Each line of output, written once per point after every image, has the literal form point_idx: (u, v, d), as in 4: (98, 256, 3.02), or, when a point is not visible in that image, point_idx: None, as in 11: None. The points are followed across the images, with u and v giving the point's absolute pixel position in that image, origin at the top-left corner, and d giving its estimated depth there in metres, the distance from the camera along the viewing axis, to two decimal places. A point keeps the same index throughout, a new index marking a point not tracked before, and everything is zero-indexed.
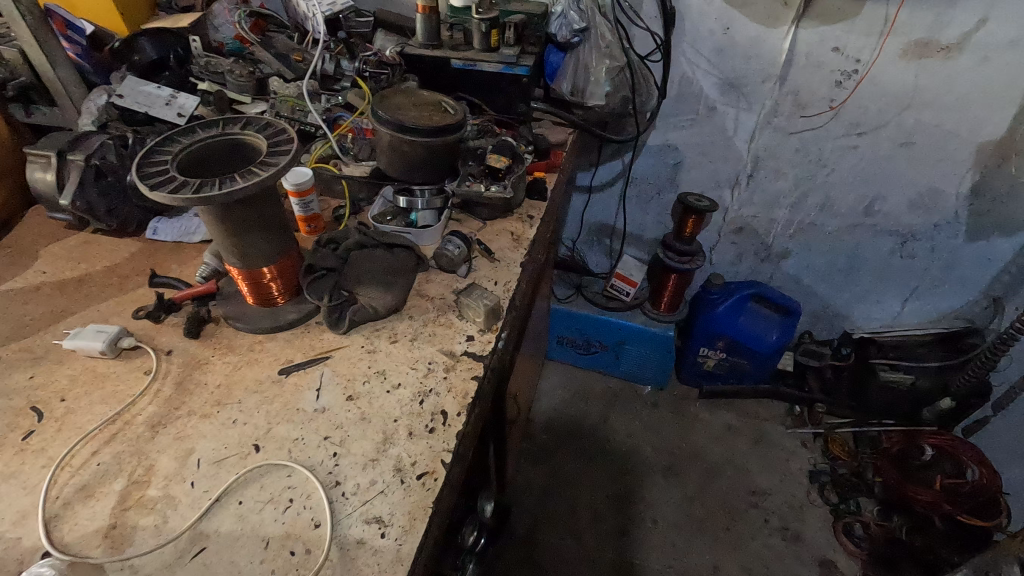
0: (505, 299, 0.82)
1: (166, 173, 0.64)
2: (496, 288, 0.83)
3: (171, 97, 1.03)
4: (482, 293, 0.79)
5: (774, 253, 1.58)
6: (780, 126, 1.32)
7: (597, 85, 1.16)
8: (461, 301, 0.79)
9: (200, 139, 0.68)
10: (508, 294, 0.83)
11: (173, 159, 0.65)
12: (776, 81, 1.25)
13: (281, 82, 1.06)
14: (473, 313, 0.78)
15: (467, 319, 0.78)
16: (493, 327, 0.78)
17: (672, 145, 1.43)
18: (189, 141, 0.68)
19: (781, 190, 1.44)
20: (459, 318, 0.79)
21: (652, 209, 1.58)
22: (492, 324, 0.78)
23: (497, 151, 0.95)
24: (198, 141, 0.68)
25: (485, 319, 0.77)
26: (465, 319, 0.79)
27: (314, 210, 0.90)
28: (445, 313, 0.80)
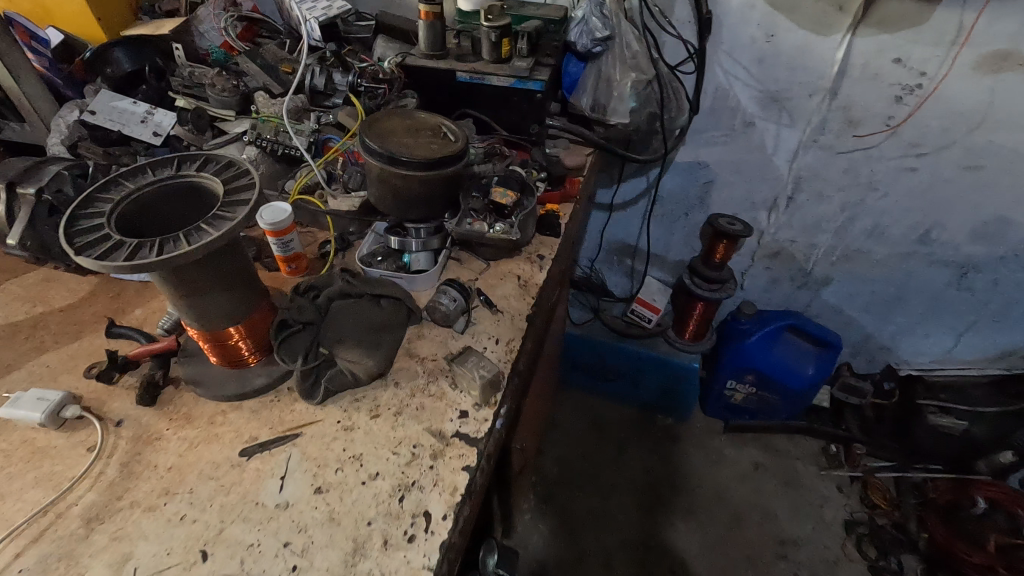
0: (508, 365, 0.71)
1: (98, 229, 0.54)
2: (497, 349, 0.72)
3: (147, 114, 0.94)
4: (481, 360, 0.68)
5: (813, 281, 1.43)
6: (827, 145, 1.17)
7: (621, 101, 1.03)
8: (454, 367, 0.68)
9: (147, 184, 0.58)
10: (511, 359, 0.71)
11: (112, 212, 0.55)
12: (826, 94, 1.10)
13: (266, 96, 0.94)
14: (468, 383, 0.67)
15: (463, 388, 0.67)
16: (492, 399, 0.67)
17: (703, 163, 1.29)
18: (134, 187, 0.58)
19: (824, 214, 1.29)
20: (452, 387, 0.68)
21: (679, 230, 1.44)
22: (491, 398, 0.67)
23: (504, 184, 0.81)
24: (142, 188, 0.58)
25: (482, 392, 0.66)
26: (461, 388, 0.68)
27: (294, 249, 0.79)
28: (437, 382, 0.69)
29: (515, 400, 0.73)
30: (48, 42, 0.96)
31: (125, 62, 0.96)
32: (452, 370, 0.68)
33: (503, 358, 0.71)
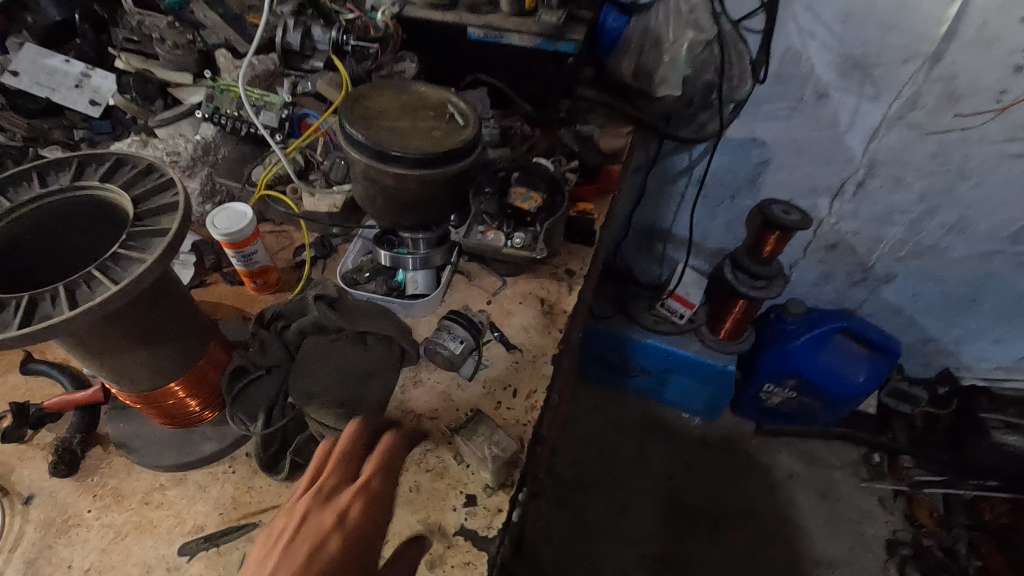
0: (530, 429, 0.55)
1: None
2: (514, 406, 0.57)
3: (83, 76, 0.76)
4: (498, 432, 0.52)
5: (873, 277, 1.24)
6: (916, 123, 0.96)
7: (673, 68, 0.82)
8: (460, 433, 0.53)
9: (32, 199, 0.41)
10: (532, 419, 0.56)
11: None
12: (925, 61, 0.89)
13: (229, 56, 0.74)
14: (479, 457, 0.51)
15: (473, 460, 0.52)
16: (508, 478, 0.52)
17: (758, 140, 1.08)
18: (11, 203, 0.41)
19: (899, 204, 1.09)
20: (455, 459, 0.53)
21: (722, 215, 1.25)
22: (506, 478, 0.52)
23: (527, 183, 0.64)
24: (57, 191, 0.42)
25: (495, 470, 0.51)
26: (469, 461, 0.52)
27: (260, 262, 0.63)
28: (436, 450, 0.54)
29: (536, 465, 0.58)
30: None
31: (53, 9, 0.77)
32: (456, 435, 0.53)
33: (523, 420, 0.56)
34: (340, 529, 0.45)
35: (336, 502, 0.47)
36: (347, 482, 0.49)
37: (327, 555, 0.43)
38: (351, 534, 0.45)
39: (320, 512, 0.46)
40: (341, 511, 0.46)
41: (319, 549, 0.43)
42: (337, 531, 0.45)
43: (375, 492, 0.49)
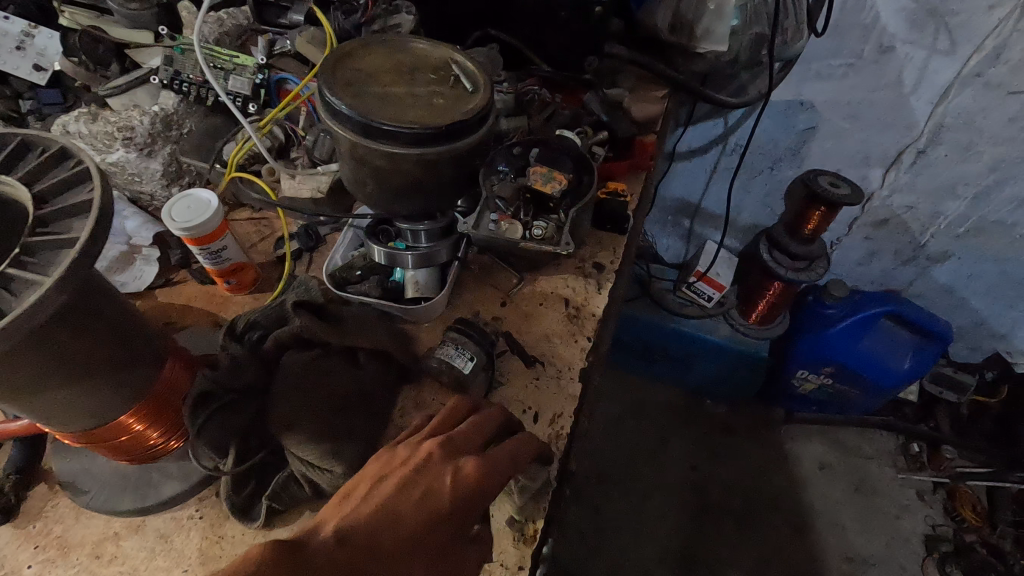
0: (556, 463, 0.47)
1: None
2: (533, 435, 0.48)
3: (24, 36, 0.65)
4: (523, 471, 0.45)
5: (925, 256, 1.13)
6: (995, 83, 0.83)
7: (719, 19, 0.71)
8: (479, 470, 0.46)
9: None
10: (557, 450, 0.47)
11: None
12: (1016, 8, 0.75)
13: (193, 9, 0.64)
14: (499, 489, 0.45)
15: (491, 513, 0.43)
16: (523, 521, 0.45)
17: (806, 104, 0.95)
18: None
19: (965, 175, 0.96)
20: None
21: (758, 188, 1.13)
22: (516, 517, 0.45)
23: (548, 162, 0.53)
24: None
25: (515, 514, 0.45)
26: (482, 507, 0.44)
27: (232, 259, 0.52)
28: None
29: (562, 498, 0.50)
30: None
31: None
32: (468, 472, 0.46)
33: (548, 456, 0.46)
34: (456, 488, 0.39)
35: (463, 459, 0.41)
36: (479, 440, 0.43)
37: (436, 510, 0.38)
38: (463, 495, 0.39)
39: (443, 462, 0.40)
40: (459, 469, 0.40)
41: (426, 503, 0.38)
42: (453, 491, 0.39)
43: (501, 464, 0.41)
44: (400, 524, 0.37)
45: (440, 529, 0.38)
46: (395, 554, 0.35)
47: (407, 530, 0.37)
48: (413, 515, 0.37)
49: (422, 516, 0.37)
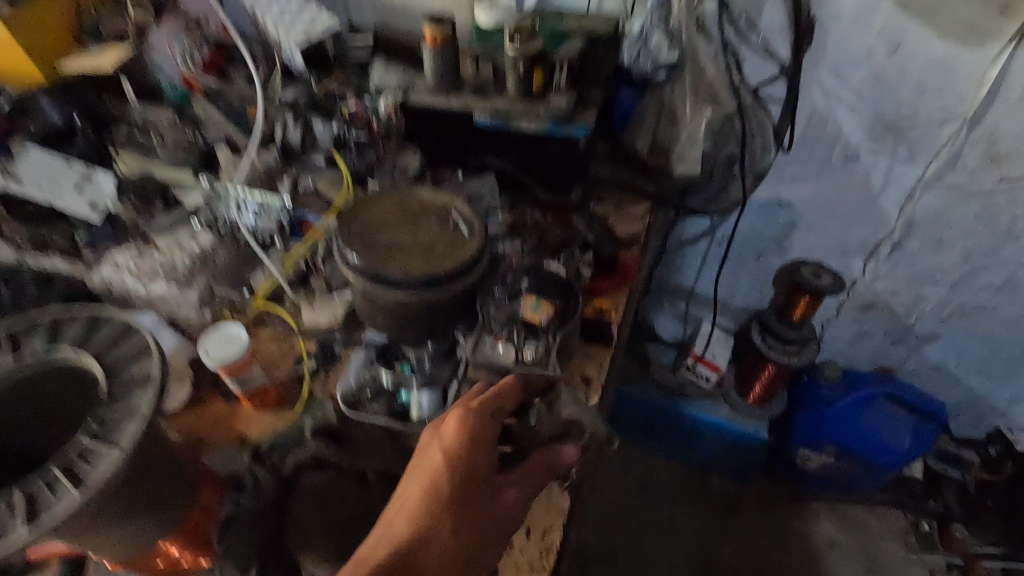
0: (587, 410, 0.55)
1: None
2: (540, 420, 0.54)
3: (84, 177, 0.73)
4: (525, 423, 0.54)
5: (913, 336, 1.17)
6: (955, 185, 0.90)
7: (692, 145, 0.78)
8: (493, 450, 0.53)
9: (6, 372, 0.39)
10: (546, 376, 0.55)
11: None
12: (964, 125, 0.83)
13: (229, 152, 0.75)
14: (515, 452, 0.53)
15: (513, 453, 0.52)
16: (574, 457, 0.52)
17: (784, 202, 1.03)
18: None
19: (940, 265, 1.02)
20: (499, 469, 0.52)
21: (747, 275, 1.19)
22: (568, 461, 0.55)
23: (538, 292, 0.60)
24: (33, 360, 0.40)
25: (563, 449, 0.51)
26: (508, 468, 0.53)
27: (259, 382, 0.60)
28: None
29: (582, 468, 0.60)
30: None
31: (54, 114, 0.77)
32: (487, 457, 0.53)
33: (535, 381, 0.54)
34: (444, 445, 0.47)
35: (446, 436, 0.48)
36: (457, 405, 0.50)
37: (437, 467, 0.47)
38: (451, 446, 0.47)
39: (432, 446, 0.48)
40: (444, 429, 0.48)
41: (435, 477, 0.46)
42: (452, 463, 0.47)
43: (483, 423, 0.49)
44: (414, 492, 0.46)
45: (463, 492, 0.46)
46: (421, 512, 0.45)
47: (420, 493, 0.46)
48: (422, 478, 0.47)
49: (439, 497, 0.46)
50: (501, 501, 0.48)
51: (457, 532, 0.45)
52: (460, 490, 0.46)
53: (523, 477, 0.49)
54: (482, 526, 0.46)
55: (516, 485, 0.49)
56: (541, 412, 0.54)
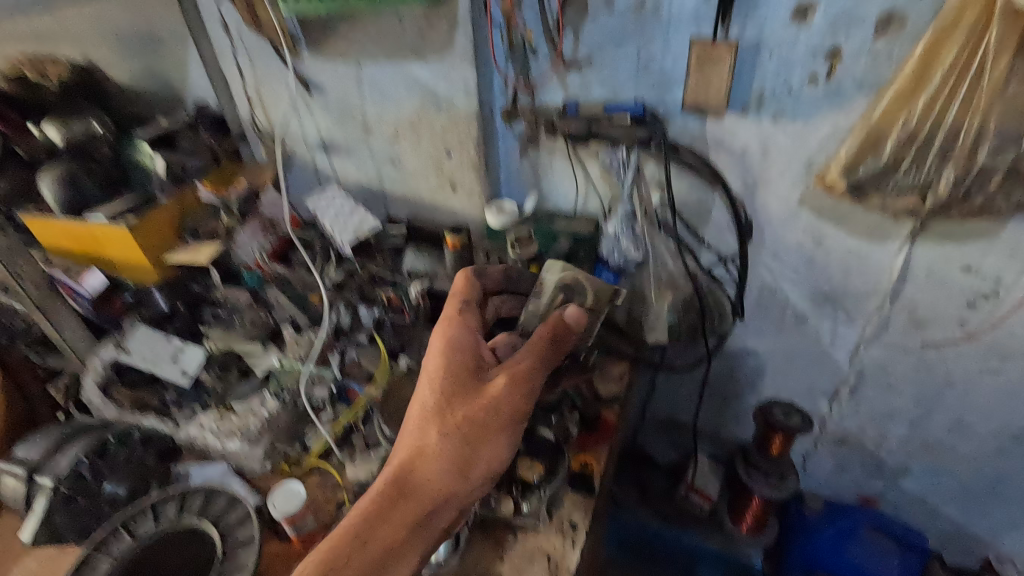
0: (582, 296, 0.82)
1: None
2: (542, 302, 0.85)
3: (179, 350, 0.93)
4: (529, 307, 0.85)
5: (888, 469, 1.27)
6: (892, 342, 1.07)
7: (659, 318, 0.99)
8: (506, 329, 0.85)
9: (160, 531, 0.71)
10: (504, 271, 0.87)
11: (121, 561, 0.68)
12: (886, 297, 1.01)
13: (293, 333, 0.95)
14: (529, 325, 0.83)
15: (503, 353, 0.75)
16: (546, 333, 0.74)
17: (752, 352, 1.20)
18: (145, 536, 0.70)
19: (895, 407, 1.16)
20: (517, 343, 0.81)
21: (729, 410, 1.33)
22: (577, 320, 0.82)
23: (532, 454, 0.79)
24: (176, 525, 0.71)
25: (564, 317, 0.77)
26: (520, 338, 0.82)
27: (310, 529, 0.75)
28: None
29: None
30: (84, 294, 0.98)
31: (162, 301, 1.00)
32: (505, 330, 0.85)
33: (495, 275, 0.86)
34: (431, 368, 0.72)
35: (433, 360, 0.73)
36: (443, 317, 0.78)
37: (428, 387, 0.71)
38: (437, 365, 0.72)
39: (428, 366, 0.73)
40: (434, 355, 0.73)
41: (428, 392, 0.71)
42: (438, 381, 0.71)
43: (459, 336, 0.75)
44: (416, 411, 0.70)
45: (451, 398, 0.69)
46: (422, 424, 0.69)
47: (420, 410, 0.70)
48: (421, 399, 0.71)
49: (431, 411, 0.69)
50: (487, 393, 0.69)
51: (448, 432, 0.68)
52: (448, 398, 0.69)
53: (505, 368, 0.71)
54: (473, 416, 0.68)
55: (499, 374, 0.70)
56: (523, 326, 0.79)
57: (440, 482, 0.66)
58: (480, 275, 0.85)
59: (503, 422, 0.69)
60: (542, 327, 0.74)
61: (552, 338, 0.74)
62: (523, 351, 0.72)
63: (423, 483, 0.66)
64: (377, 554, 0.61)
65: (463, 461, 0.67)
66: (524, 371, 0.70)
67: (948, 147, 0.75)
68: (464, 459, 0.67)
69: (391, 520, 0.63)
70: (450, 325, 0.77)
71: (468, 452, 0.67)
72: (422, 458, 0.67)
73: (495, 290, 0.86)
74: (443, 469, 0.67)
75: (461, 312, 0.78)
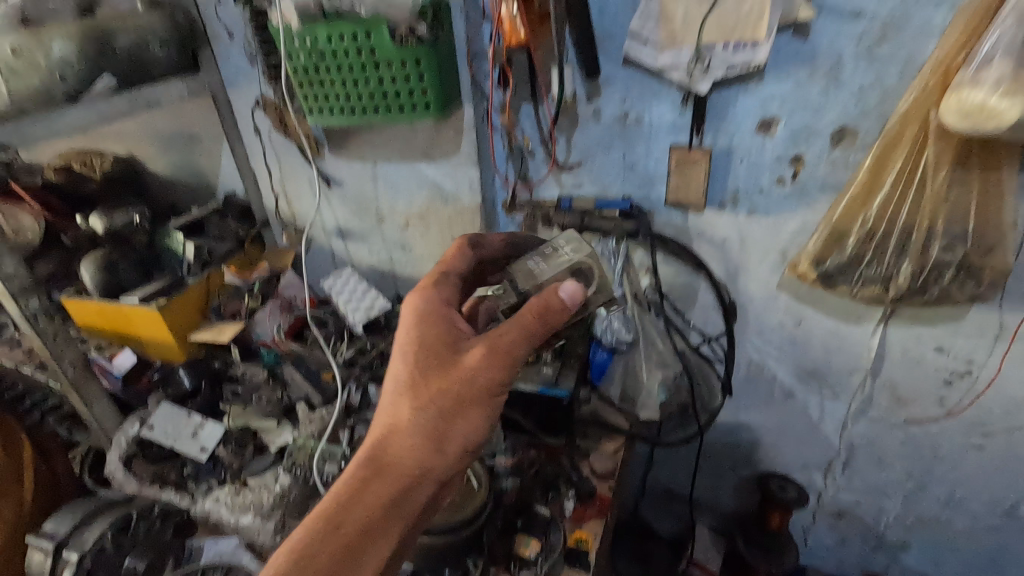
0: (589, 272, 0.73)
1: None
2: (542, 265, 0.75)
3: (199, 426, 0.99)
4: (528, 265, 0.75)
5: (888, 543, 1.28)
6: (878, 418, 1.11)
7: (649, 396, 1.04)
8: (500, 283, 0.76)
9: None
10: (505, 240, 0.86)
11: None
12: (867, 374, 1.07)
13: (306, 408, 1.03)
14: (524, 289, 0.73)
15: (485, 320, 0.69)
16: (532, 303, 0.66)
17: (745, 425, 1.24)
18: None
19: (887, 481, 1.18)
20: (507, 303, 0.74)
21: (727, 483, 1.35)
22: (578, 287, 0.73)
23: (528, 529, 0.86)
24: None
25: (561, 291, 0.66)
26: (513, 299, 0.73)
27: None
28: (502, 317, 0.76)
29: None
30: (116, 376, 1.09)
31: (186, 379, 1.07)
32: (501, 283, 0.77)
33: (494, 245, 0.85)
34: (405, 343, 0.69)
35: (407, 331, 0.69)
36: (423, 283, 0.76)
37: (400, 363, 0.68)
38: (411, 340, 0.69)
39: (402, 341, 0.70)
40: (409, 329, 0.70)
41: (400, 368, 0.67)
42: (412, 355, 0.67)
43: (434, 306, 0.71)
44: (388, 387, 0.68)
45: (425, 372, 0.66)
46: (393, 403, 0.67)
47: (392, 388, 0.67)
48: (393, 375, 0.68)
49: (404, 386, 0.66)
50: (464, 366, 0.65)
51: (422, 407, 0.65)
52: (423, 372, 0.66)
53: (482, 339, 0.66)
54: (447, 392, 0.65)
55: (476, 347, 0.66)
56: (512, 293, 0.74)
57: (414, 459, 0.64)
58: (476, 246, 0.83)
59: (481, 394, 0.65)
60: (532, 300, 0.66)
61: (547, 309, 0.66)
62: (504, 322, 0.66)
63: (397, 461, 0.64)
64: (350, 537, 0.60)
65: (438, 437, 0.65)
66: (503, 343, 0.65)
67: (904, 243, 0.83)
68: (439, 434, 0.65)
69: (365, 500, 0.63)
70: (428, 295, 0.73)
71: (441, 427, 0.65)
72: (396, 436, 0.65)
73: (490, 260, 0.85)
74: (416, 447, 0.65)
75: (440, 280, 0.76)
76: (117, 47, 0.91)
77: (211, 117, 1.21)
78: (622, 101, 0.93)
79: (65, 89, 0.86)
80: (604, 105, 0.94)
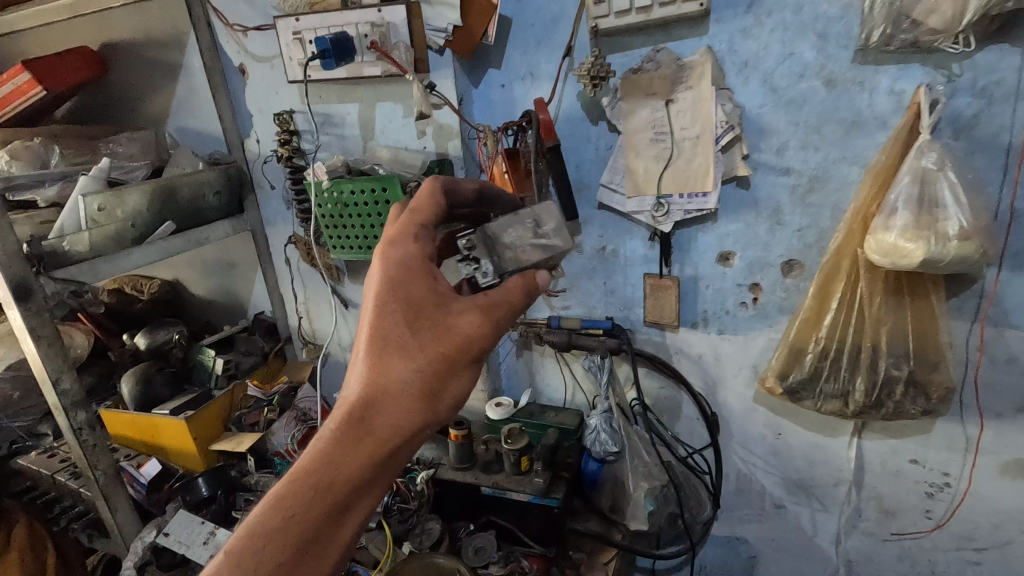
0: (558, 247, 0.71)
1: None
2: (521, 240, 0.71)
3: (211, 533, 1.05)
4: (509, 237, 0.71)
5: None
6: (869, 530, 1.11)
7: (638, 507, 1.08)
8: (472, 238, 0.70)
9: None
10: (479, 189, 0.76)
11: None
12: (851, 485, 1.10)
13: None
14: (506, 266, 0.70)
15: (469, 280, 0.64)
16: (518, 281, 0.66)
17: (741, 539, 1.25)
18: None
19: None
20: (482, 278, 0.70)
21: None
22: (550, 260, 0.72)
23: None
24: None
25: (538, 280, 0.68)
26: (491, 273, 0.69)
27: None
28: (466, 276, 0.71)
29: None
30: (143, 483, 1.16)
31: (204, 486, 1.13)
32: (473, 242, 0.70)
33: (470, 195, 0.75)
34: (383, 297, 0.61)
35: (389, 286, 0.60)
36: (403, 234, 0.64)
37: (381, 318, 0.60)
38: (391, 296, 0.61)
39: (379, 293, 0.61)
40: (387, 280, 0.61)
41: (381, 323, 0.60)
42: (396, 311, 0.60)
43: (412, 261, 0.63)
44: (366, 344, 0.59)
45: (413, 331, 0.60)
46: (374, 362, 0.59)
47: (371, 345, 0.59)
48: (371, 330, 0.60)
49: (388, 345, 0.59)
50: (458, 330, 0.61)
51: (413, 368, 0.59)
52: (410, 330, 0.60)
53: (474, 302, 0.62)
54: (440, 355, 0.60)
55: (468, 311, 0.61)
56: (490, 262, 0.70)
57: (403, 425, 0.58)
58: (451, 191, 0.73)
59: (475, 357, 0.62)
60: (515, 280, 0.66)
61: (529, 290, 0.67)
62: (494, 292, 0.64)
63: (383, 423, 0.58)
64: (331, 505, 0.55)
65: (429, 398, 0.59)
66: (493, 310, 0.63)
67: (856, 360, 0.92)
68: (430, 396, 0.59)
69: (346, 466, 0.56)
70: (404, 246, 0.64)
71: (433, 390, 0.59)
72: (380, 401, 0.58)
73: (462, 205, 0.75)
74: (405, 412, 0.58)
75: (421, 234, 0.65)
76: (180, 196, 1.11)
77: (247, 250, 1.42)
78: (600, 237, 1.09)
79: (134, 235, 1.04)
80: (586, 240, 1.10)
